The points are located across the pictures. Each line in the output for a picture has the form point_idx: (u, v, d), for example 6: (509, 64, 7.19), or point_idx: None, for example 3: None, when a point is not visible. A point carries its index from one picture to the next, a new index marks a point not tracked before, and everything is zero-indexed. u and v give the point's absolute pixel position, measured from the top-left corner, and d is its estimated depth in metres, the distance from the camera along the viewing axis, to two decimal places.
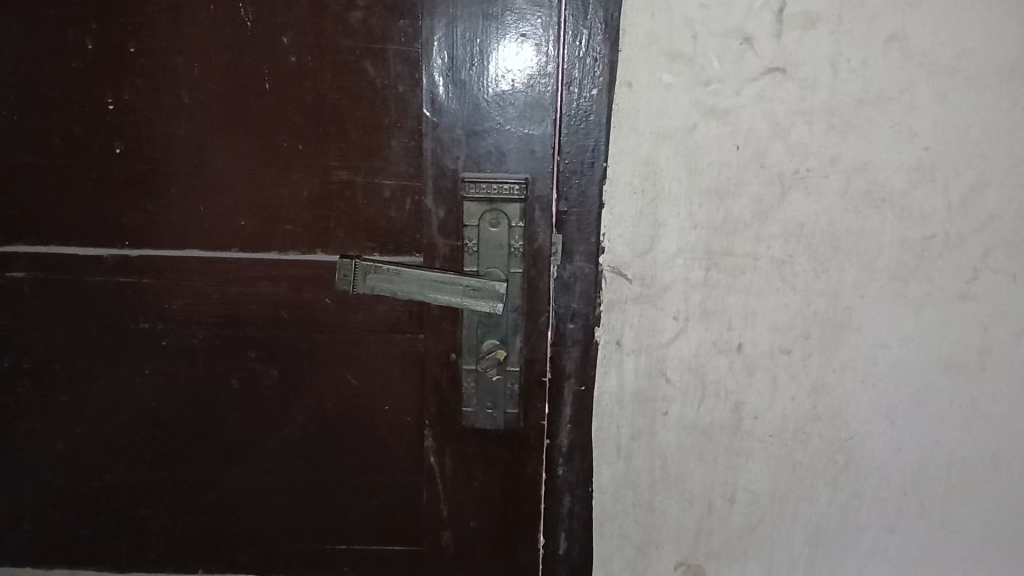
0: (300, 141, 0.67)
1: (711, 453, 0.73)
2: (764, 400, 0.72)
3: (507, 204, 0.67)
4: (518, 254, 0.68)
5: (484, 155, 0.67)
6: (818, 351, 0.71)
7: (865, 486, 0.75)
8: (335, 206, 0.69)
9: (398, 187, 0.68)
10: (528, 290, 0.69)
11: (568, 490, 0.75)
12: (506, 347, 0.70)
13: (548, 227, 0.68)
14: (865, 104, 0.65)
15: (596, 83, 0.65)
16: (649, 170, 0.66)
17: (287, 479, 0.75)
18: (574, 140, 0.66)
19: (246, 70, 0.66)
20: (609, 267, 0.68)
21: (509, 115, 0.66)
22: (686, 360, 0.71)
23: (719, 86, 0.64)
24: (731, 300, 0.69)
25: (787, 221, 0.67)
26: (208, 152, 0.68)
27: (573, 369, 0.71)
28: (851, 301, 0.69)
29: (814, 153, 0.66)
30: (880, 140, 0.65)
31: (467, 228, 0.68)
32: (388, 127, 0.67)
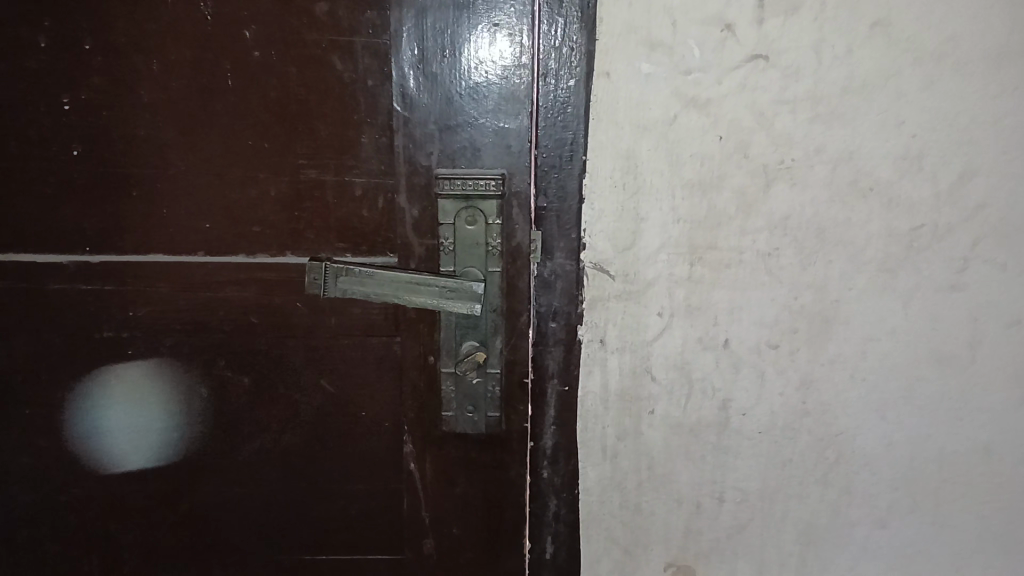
0: (267, 140, 0.65)
1: (699, 452, 0.72)
2: (752, 398, 0.70)
3: (483, 201, 0.65)
4: (496, 253, 0.66)
5: (459, 151, 0.65)
6: (805, 346, 0.69)
7: (856, 482, 0.73)
8: (305, 207, 0.66)
9: (370, 185, 0.66)
10: (507, 290, 0.68)
11: (553, 493, 0.73)
12: (486, 349, 0.69)
13: (526, 224, 0.66)
14: (850, 92, 0.63)
15: (573, 73, 0.62)
16: (629, 163, 0.64)
17: (262, 489, 0.73)
18: (552, 133, 0.64)
19: (208, 66, 0.64)
20: (591, 264, 0.66)
21: (484, 109, 0.64)
22: (671, 358, 0.69)
23: (700, 75, 0.62)
24: (715, 295, 0.67)
25: (772, 214, 0.65)
26: (171, 153, 0.66)
27: (556, 370, 0.69)
28: (838, 294, 0.67)
29: (798, 143, 0.64)
30: (866, 128, 0.63)
31: (442, 226, 0.66)
32: (358, 123, 0.64)
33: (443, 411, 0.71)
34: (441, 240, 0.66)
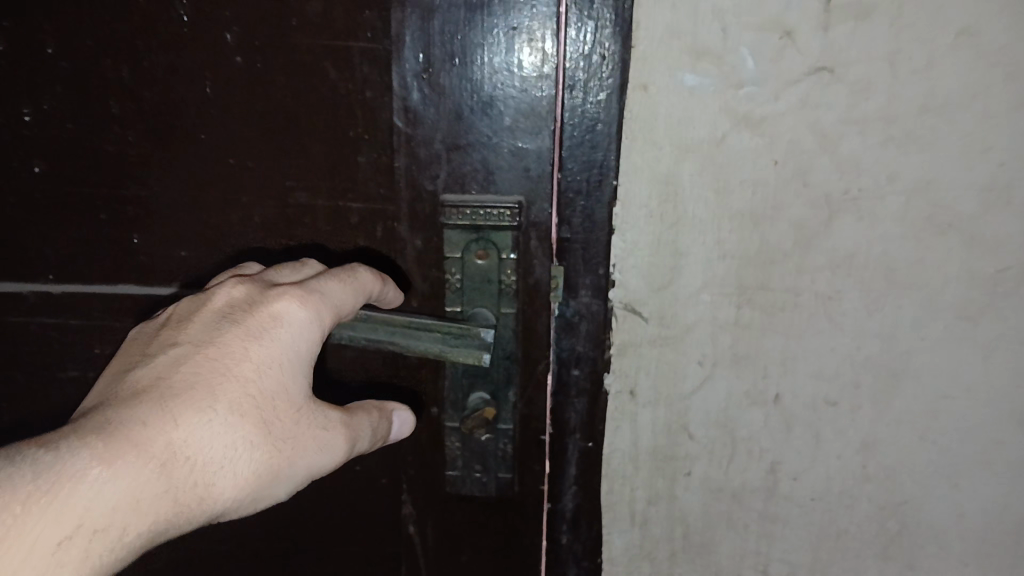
0: (250, 158, 0.57)
1: (741, 520, 0.63)
2: (804, 460, 0.61)
3: (496, 232, 0.57)
4: (511, 291, 0.59)
5: (470, 174, 0.57)
6: (868, 403, 0.60)
7: (920, 558, 0.63)
8: (294, 233, 0.59)
9: (368, 212, 0.58)
10: (523, 333, 0.60)
11: (573, 560, 0.66)
12: (497, 402, 0.61)
13: (547, 259, 0.58)
14: (931, 111, 0.53)
15: (604, 85, 0.54)
16: (669, 190, 0.55)
17: (250, 544, 0.68)
18: (579, 154, 0.55)
19: (181, 75, 0.56)
20: (621, 304, 0.58)
21: (499, 126, 0.55)
22: (712, 413, 0.61)
23: (752, 90, 0.53)
24: (767, 339, 0.58)
25: (835, 250, 0.56)
26: (143, 172, 0.58)
27: (578, 423, 0.62)
28: (908, 344, 0.58)
29: (868, 169, 0.54)
30: (947, 154, 0.53)
31: (450, 259, 0.58)
32: (354, 140, 0.56)
33: (447, 469, 0.64)
34: (447, 274, 0.59)
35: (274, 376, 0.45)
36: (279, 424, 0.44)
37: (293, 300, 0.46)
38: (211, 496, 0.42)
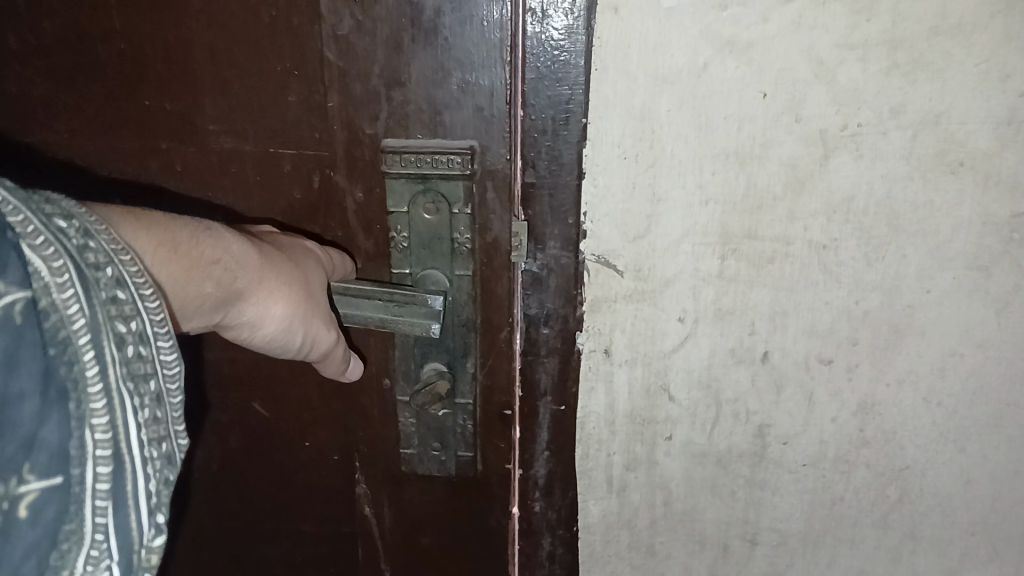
0: (167, 97, 0.53)
1: (728, 488, 0.59)
2: (796, 423, 0.57)
3: (446, 184, 0.52)
4: (464, 252, 0.54)
5: (414, 114, 0.51)
6: (867, 361, 0.54)
7: (923, 527, 0.59)
8: (221, 184, 0.55)
9: (300, 159, 0.53)
10: (482, 298, 0.55)
11: (547, 529, 0.62)
12: (454, 375, 0.58)
13: (505, 213, 0.53)
14: (943, 32, 0.46)
15: (568, 7, 0.47)
16: (645, 128, 0.49)
17: (193, 516, 0.68)
18: (541, 88, 0.49)
19: (85, 3, 0.51)
20: (593, 256, 0.53)
21: (447, 59, 0.49)
22: (695, 372, 0.56)
23: (739, 11, 0.46)
24: (755, 292, 0.53)
25: (831, 192, 0.50)
26: (54, 114, 0.54)
27: (549, 385, 0.57)
28: (912, 296, 0.52)
29: (868, 102, 0.48)
30: (962, 83, 0.47)
31: (395, 217, 0.54)
32: (282, 75, 0.51)
33: (404, 447, 0.62)
34: (393, 233, 0.54)
35: (313, 266, 0.48)
36: (316, 294, 0.47)
37: (314, 247, 0.51)
38: (271, 304, 0.44)
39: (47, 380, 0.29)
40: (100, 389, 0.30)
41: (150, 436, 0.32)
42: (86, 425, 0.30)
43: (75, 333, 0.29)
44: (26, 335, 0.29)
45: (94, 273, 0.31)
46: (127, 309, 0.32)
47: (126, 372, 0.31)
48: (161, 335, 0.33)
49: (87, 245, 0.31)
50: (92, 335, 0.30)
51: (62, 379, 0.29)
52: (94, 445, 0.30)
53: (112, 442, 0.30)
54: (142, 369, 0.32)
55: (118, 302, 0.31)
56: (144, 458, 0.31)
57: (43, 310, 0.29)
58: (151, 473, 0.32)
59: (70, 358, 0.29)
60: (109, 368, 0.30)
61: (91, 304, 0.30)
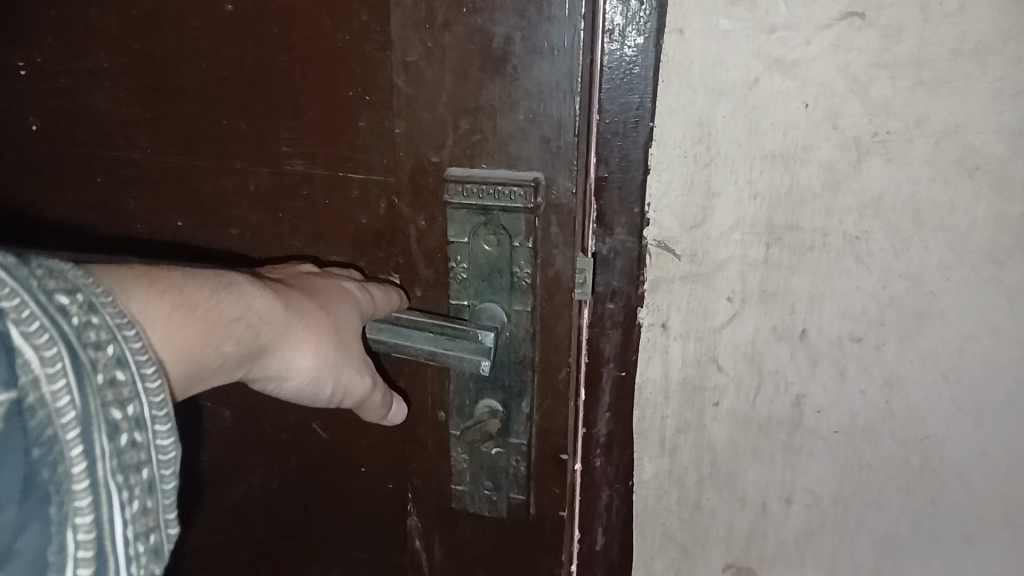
0: (239, 120, 0.56)
1: (769, 452, 0.63)
2: (829, 394, 0.60)
3: (508, 217, 0.51)
4: (525, 287, 0.53)
5: (480, 144, 0.50)
6: (893, 342, 0.58)
7: (942, 493, 0.62)
8: (290, 207, 0.58)
9: (368, 184, 0.55)
10: (540, 333, 0.54)
11: (606, 484, 0.67)
12: (508, 414, 0.57)
13: (568, 248, 0.51)
14: (963, 55, 0.50)
15: (641, 30, 0.52)
16: (703, 133, 0.54)
17: (232, 544, 0.75)
18: (616, 97, 0.55)
19: (169, 25, 0.55)
20: (655, 241, 0.58)
21: (515, 90, 0.48)
22: (741, 347, 0.60)
23: (785, 35, 0.51)
24: (795, 279, 0.57)
25: (864, 190, 0.54)
26: (138, 132, 0.59)
27: (612, 353, 0.63)
28: (933, 285, 0.55)
29: (897, 112, 0.51)
30: (978, 98, 0.50)
31: (457, 246, 0.53)
32: (351, 102, 0.53)
33: (457, 483, 0.63)
34: (453, 262, 0.54)
35: (347, 308, 0.50)
36: (348, 343, 0.48)
37: (359, 287, 0.52)
38: (301, 356, 0.45)
39: (30, 483, 0.30)
40: (84, 486, 0.31)
41: (134, 529, 0.33)
42: (67, 527, 0.30)
43: (62, 429, 0.30)
44: (10, 441, 0.29)
45: (92, 358, 0.31)
46: (125, 391, 0.32)
47: (117, 464, 0.32)
48: (161, 419, 0.34)
49: (90, 321, 0.32)
50: (81, 428, 0.30)
51: (45, 482, 0.30)
52: (76, 547, 0.30)
53: (94, 541, 0.31)
54: (133, 458, 0.33)
55: (115, 387, 0.32)
56: (126, 554, 0.32)
57: (27, 410, 0.29)
58: (135, 569, 0.33)
59: (54, 459, 0.30)
60: (95, 465, 0.31)
61: (83, 393, 0.30)
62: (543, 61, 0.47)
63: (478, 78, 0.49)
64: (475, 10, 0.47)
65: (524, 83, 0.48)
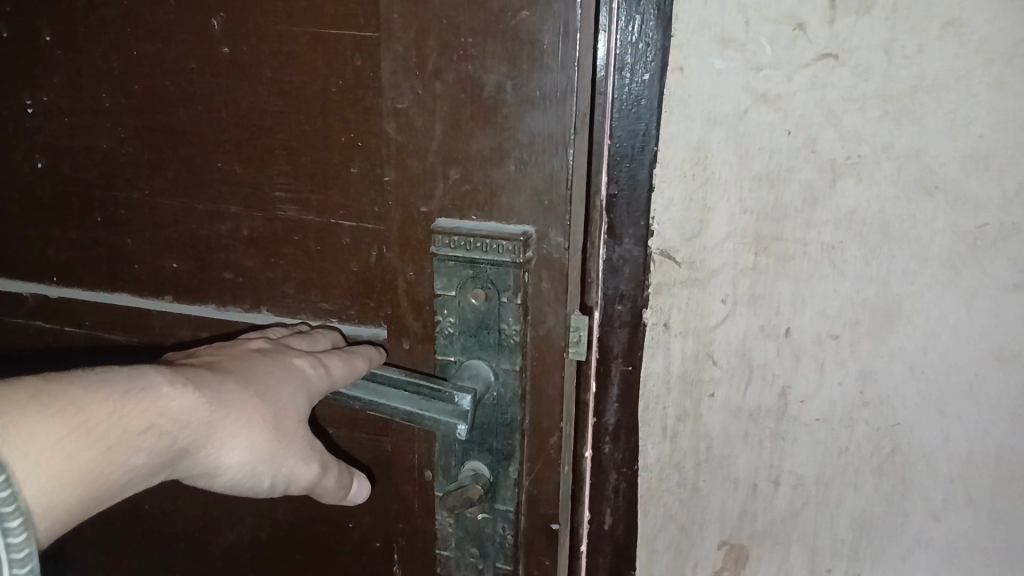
0: (236, 162, 0.67)
1: (757, 437, 0.65)
2: (812, 383, 0.62)
3: (495, 273, 0.49)
4: (515, 346, 0.50)
5: (470, 195, 0.51)
6: (867, 339, 0.60)
7: (913, 475, 0.63)
8: (288, 249, 0.67)
9: (359, 235, 0.63)
10: (533, 392, 0.51)
11: (614, 468, 0.68)
12: (495, 478, 0.52)
13: (559, 305, 0.49)
14: (922, 91, 0.53)
15: (648, 68, 0.56)
16: (699, 155, 0.58)
17: None
18: (625, 125, 0.58)
19: (164, 71, 0.67)
20: (658, 251, 0.61)
21: (506, 139, 0.48)
22: (733, 345, 0.62)
23: (771, 72, 0.55)
24: (778, 284, 0.60)
25: (839, 207, 0.57)
26: (140, 172, 0.72)
27: (620, 350, 0.64)
28: (899, 288, 0.58)
29: (867, 139, 0.55)
30: (936, 129, 0.54)
31: (443, 298, 0.52)
32: (347, 152, 0.61)
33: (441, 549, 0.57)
34: (439, 315, 0.52)
35: (295, 389, 0.49)
36: (287, 428, 0.48)
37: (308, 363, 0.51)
38: (229, 450, 0.45)
39: None
40: None
41: None
42: None
43: None
44: None
45: None
46: None
47: None
48: None
49: None
50: None
51: None
52: None
53: None
54: None
55: None
56: None
57: None
58: None
59: None
60: None
61: None
62: (535, 111, 0.47)
63: (468, 128, 0.50)
64: (468, 57, 0.48)
65: (520, 132, 0.48)
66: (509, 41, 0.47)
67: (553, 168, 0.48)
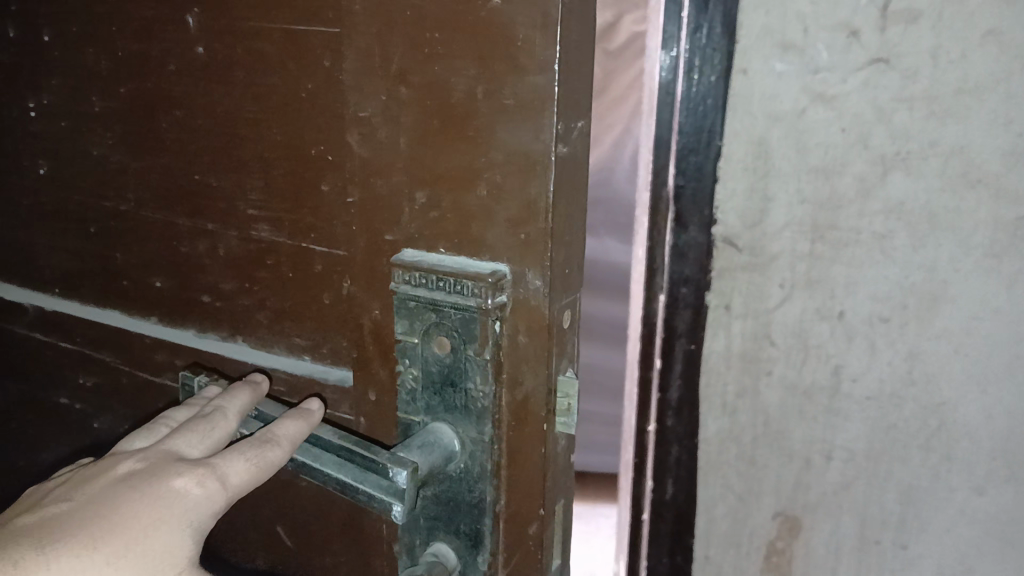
0: (214, 176, 0.61)
1: (811, 417, 0.53)
2: (861, 364, 0.51)
3: (459, 321, 0.41)
4: (485, 413, 0.42)
5: (439, 224, 0.42)
6: (915, 323, 0.50)
7: (959, 448, 0.52)
8: (261, 274, 0.59)
9: (329, 261, 0.54)
10: (508, 466, 0.43)
11: (677, 443, 0.57)
12: (464, 562, 0.44)
13: (538, 368, 0.41)
14: (969, 92, 0.45)
15: (715, 68, 0.48)
16: (760, 152, 0.49)
17: None
18: (692, 122, 0.49)
19: (141, 74, 0.65)
20: (721, 237, 0.51)
21: (482, 158, 0.40)
22: (790, 328, 0.52)
23: (827, 75, 0.47)
24: (832, 270, 0.50)
25: (890, 198, 0.48)
26: (131, 178, 0.69)
27: (685, 329, 0.54)
28: (944, 275, 0.49)
29: (916, 136, 0.47)
30: (986, 125, 0.46)
31: (405, 346, 0.44)
32: (322, 165, 0.52)
33: None
34: (402, 367, 0.45)
35: (169, 530, 0.39)
36: None
37: (197, 478, 0.41)
38: None
39: None
40: None
41: None
42: None
43: None
44: None
45: None
46: None
47: None
48: None
49: None
50: None
51: None
52: None
53: None
54: None
55: None
56: None
57: None
58: None
59: None
60: None
61: None
62: (510, 123, 0.38)
63: (437, 142, 0.41)
64: (434, 55, 0.40)
65: (496, 148, 0.39)
66: (484, 36, 0.38)
67: (531, 193, 0.39)
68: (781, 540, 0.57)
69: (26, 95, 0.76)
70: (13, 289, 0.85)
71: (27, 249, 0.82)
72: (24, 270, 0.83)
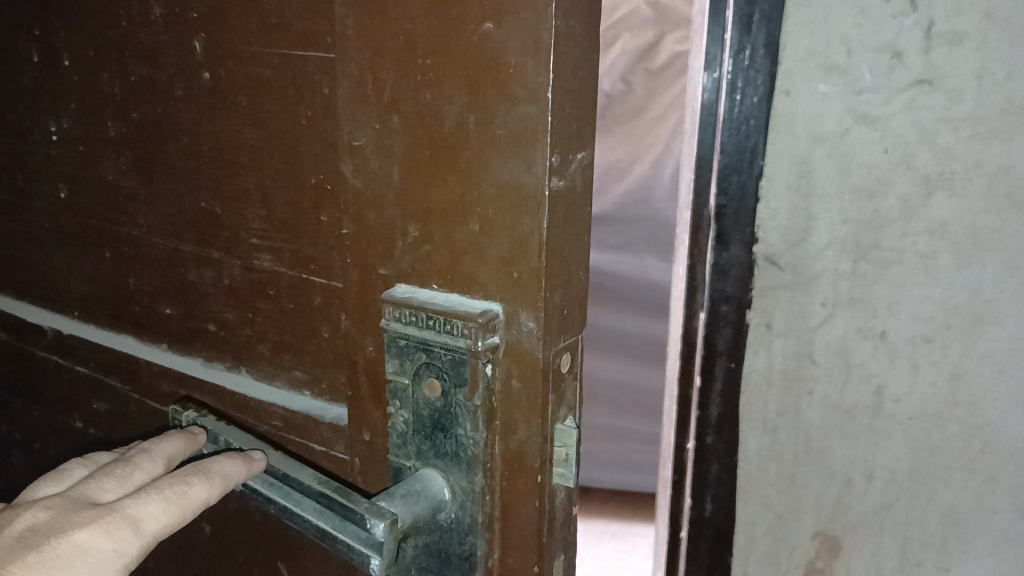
0: (218, 203, 0.58)
1: (853, 433, 0.58)
2: (904, 383, 0.55)
3: (449, 363, 0.40)
4: (474, 461, 0.40)
5: (432, 261, 0.41)
6: (959, 342, 0.54)
7: (1003, 473, 0.56)
8: (262, 305, 0.57)
9: (328, 294, 0.52)
10: (500, 520, 0.41)
11: (715, 461, 0.61)
12: None
13: (532, 416, 0.39)
14: (1013, 113, 0.49)
15: (758, 90, 0.52)
16: (802, 169, 0.53)
17: None
18: (733, 142, 0.53)
19: (144, 96, 0.61)
20: (762, 255, 0.55)
21: (474, 191, 0.38)
22: (833, 345, 0.56)
23: (870, 96, 0.51)
24: (875, 289, 0.54)
25: (934, 219, 0.52)
26: (135, 203, 0.66)
27: (725, 348, 0.58)
28: (990, 296, 0.52)
29: (960, 157, 0.50)
30: None
31: (396, 388, 0.43)
32: (323, 192, 0.50)
33: None
34: (393, 410, 0.43)
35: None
36: None
37: (101, 528, 0.43)
38: None
39: None
40: None
41: None
42: None
43: None
44: None
45: None
46: None
47: None
48: None
49: None
50: None
51: None
52: None
53: None
54: None
55: None
56: None
57: None
58: None
59: None
60: None
61: None
62: (503, 155, 0.36)
63: (427, 174, 0.39)
64: (427, 83, 0.38)
65: (487, 181, 0.37)
66: (473, 64, 0.36)
67: (524, 230, 0.37)
68: (821, 561, 0.62)
69: (48, 119, 0.71)
70: (28, 308, 0.80)
71: (42, 270, 0.77)
72: (39, 289, 0.79)
